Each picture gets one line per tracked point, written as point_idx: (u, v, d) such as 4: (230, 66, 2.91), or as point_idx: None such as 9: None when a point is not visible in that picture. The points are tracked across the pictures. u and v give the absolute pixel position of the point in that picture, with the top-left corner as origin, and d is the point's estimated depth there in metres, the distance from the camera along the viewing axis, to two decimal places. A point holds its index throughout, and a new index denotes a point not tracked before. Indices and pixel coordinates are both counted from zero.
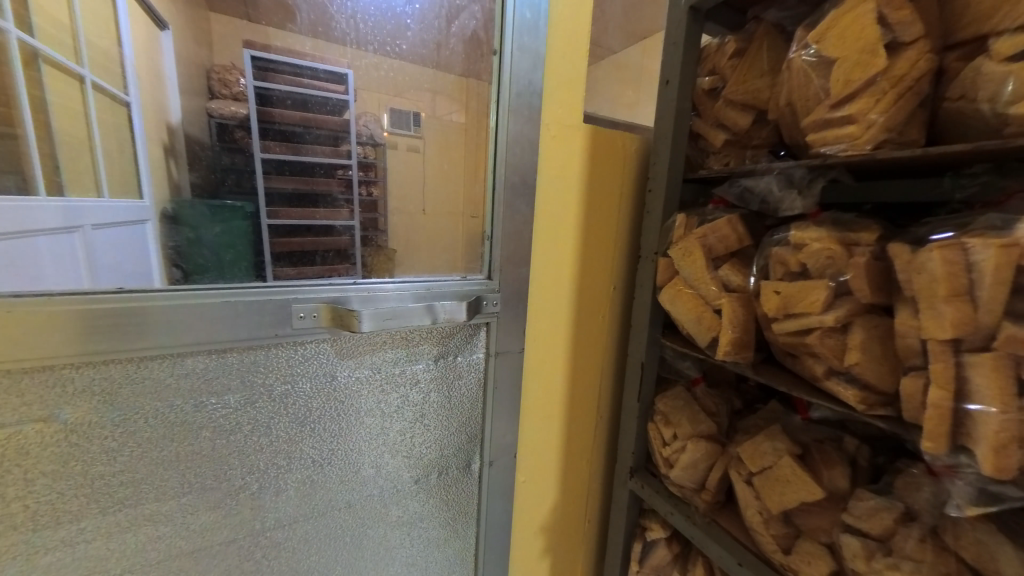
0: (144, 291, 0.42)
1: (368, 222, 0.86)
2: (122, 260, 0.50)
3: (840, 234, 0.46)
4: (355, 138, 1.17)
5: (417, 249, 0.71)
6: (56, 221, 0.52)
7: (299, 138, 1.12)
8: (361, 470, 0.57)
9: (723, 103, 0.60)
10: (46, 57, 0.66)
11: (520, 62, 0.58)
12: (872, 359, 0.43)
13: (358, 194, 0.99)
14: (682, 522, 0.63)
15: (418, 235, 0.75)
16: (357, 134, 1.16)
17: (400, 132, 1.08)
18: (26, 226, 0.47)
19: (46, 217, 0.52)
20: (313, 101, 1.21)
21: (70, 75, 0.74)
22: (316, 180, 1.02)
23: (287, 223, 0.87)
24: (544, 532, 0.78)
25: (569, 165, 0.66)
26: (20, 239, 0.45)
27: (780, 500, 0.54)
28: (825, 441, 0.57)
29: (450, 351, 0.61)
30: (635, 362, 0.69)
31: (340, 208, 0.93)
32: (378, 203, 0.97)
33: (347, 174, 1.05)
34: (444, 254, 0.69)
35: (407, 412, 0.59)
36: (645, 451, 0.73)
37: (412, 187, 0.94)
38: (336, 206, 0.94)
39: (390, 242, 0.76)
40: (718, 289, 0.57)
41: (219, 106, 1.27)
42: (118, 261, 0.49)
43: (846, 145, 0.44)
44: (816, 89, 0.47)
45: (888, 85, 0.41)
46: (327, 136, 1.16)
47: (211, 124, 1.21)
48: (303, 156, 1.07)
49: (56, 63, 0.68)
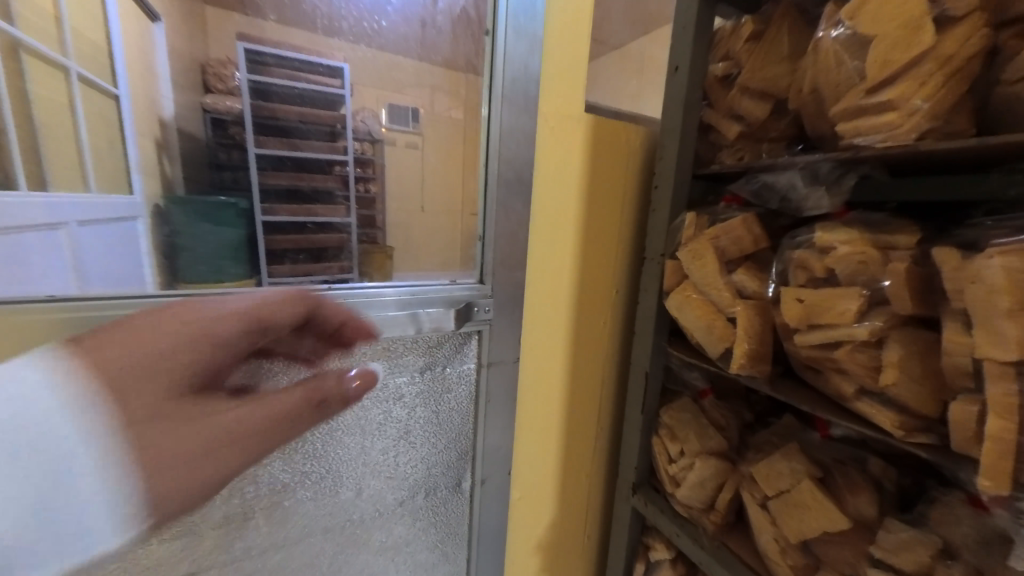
0: (127, 296, 0.39)
1: (365, 221, 0.90)
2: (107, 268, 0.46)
3: (873, 236, 0.42)
4: (350, 133, 1.15)
5: (413, 249, 0.69)
6: (37, 213, 0.46)
7: (297, 134, 1.11)
8: (340, 493, 0.52)
9: (738, 91, 0.55)
10: (30, 50, 0.58)
11: (515, 44, 0.53)
12: (911, 380, 0.38)
13: (354, 191, 1.05)
14: (689, 545, 0.59)
15: (417, 234, 0.72)
16: (352, 129, 1.16)
17: (399, 128, 1.12)
18: (13, 218, 0.42)
19: (33, 210, 0.46)
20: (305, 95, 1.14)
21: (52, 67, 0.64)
22: (314, 176, 1.06)
23: (285, 220, 0.88)
24: (543, 548, 0.73)
25: (569, 159, 0.61)
26: (12, 236, 0.40)
27: (798, 529, 0.49)
28: (847, 462, 0.52)
29: (437, 361, 0.56)
30: (639, 372, 0.64)
31: (338, 205, 0.96)
32: (376, 201, 1.01)
33: (343, 171, 1.09)
34: (439, 255, 0.65)
35: (390, 429, 0.54)
36: (648, 466, 0.68)
37: (411, 184, 0.91)
38: (333, 204, 0.98)
39: (389, 242, 0.75)
40: (732, 296, 0.52)
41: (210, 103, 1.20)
42: (104, 268, 0.45)
43: (885, 135, 0.38)
44: (847, 71, 0.42)
45: (934, 66, 0.36)
46: (322, 131, 1.13)
47: (205, 120, 1.23)
48: (301, 151, 1.08)
49: (40, 55, 0.60)
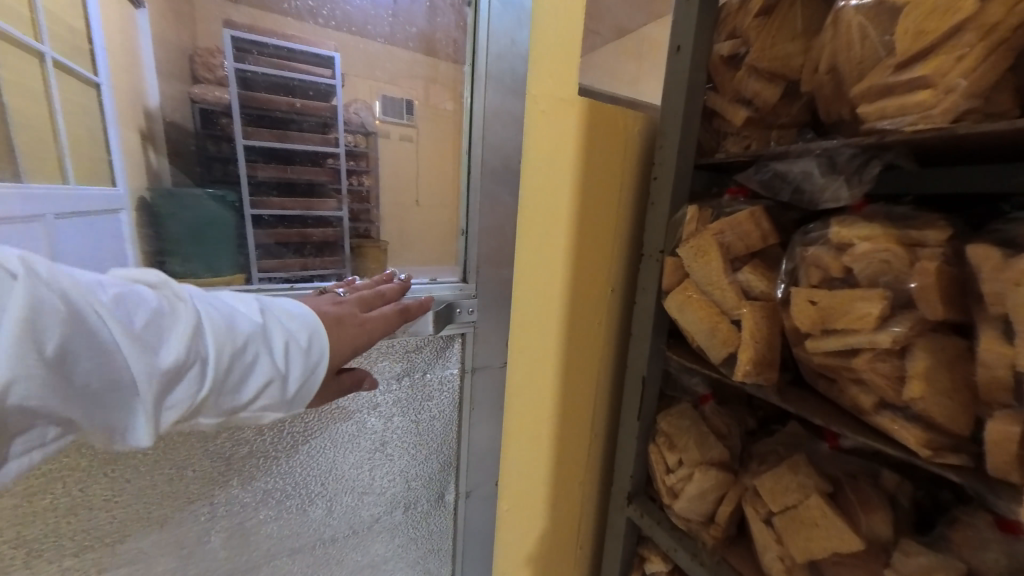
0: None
1: (358, 212, 0.81)
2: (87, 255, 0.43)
3: (898, 231, 0.37)
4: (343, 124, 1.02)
5: (408, 244, 0.65)
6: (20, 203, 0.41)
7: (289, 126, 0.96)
8: (310, 512, 0.48)
9: (745, 73, 0.50)
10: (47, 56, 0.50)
11: (501, 16, 0.48)
12: (939, 393, 0.34)
13: (346, 184, 0.91)
14: (687, 562, 0.55)
15: (407, 228, 0.67)
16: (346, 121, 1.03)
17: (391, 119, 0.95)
18: None
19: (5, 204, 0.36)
20: (296, 86, 1.02)
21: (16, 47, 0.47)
22: (301, 168, 0.88)
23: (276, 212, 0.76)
24: (532, 561, 0.69)
25: (563, 146, 0.56)
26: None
27: (806, 548, 0.45)
28: (859, 476, 0.49)
29: (417, 367, 0.52)
30: (635, 376, 0.60)
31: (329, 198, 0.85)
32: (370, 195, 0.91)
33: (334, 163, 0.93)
34: (431, 250, 0.61)
35: (365, 441, 0.50)
36: (645, 475, 0.64)
37: (402, 175, 0.84)
38: (324, 197, 0.86)
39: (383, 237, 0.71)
40: (737, 296, 0.47)
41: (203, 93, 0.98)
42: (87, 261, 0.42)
43: (915, 117, 0.34)
44: (873, 45, 0.37)
45: (974, 37, 0.32)
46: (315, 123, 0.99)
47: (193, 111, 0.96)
48: (290, 144, 0.91)
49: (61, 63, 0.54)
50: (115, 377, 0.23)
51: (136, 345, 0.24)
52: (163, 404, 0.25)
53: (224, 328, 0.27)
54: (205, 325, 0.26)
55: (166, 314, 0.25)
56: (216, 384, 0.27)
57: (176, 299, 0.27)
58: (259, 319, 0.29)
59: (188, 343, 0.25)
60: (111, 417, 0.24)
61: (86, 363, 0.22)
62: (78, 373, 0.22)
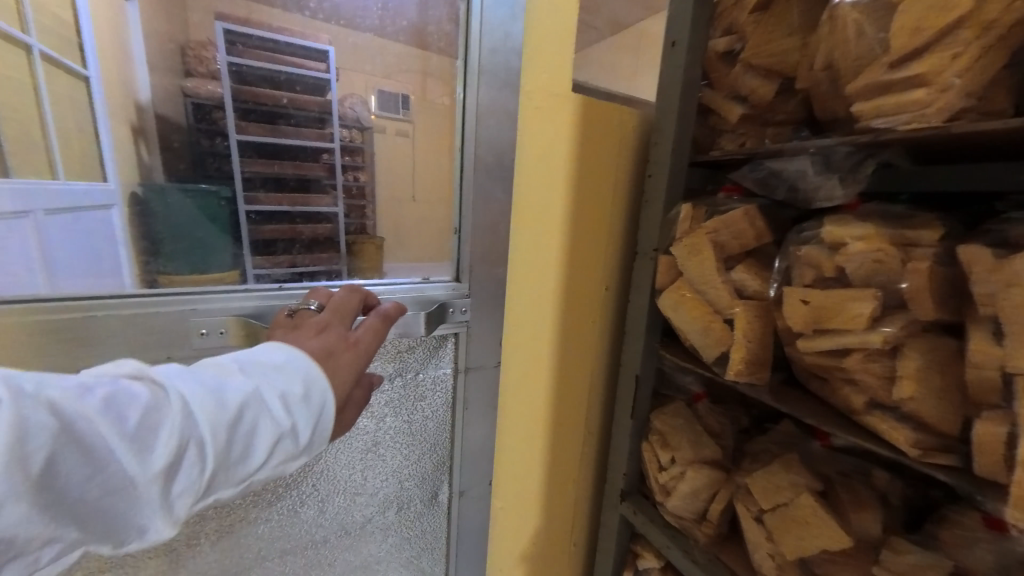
0: (91, 293, 0.36)
1: (353, 209, 0.80)
2: (79, 253, 0.43)
3: (892, 231, 0.37)
4: (337, 120, 0.96)
5: (402, 241, 0.64)
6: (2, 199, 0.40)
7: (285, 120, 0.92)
8: (302, 514, 0.48)
9: (741, 70, 0.50)
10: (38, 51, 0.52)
11: (495, 9, 0.47)
12: (930, 393, 0.34)
13: (342, 179, 0.86)
14: (680, 559, 0.55)
15: (402, 224, 0.66)
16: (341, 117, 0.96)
17: (388, 115, 0.91)
18: None
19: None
20: (282, 79, 0.96)
21: (15, 46, 0.48)
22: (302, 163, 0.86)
23: (270, 209, 0.74)
24: (525, 558, 0.69)
25: (556, 143, 0.55)
26: None
27: (797, 546, 0.46)
28: (852, 474, 0.49)
29: (409, 367, 0.51)
30: (628, 374, 0.60)
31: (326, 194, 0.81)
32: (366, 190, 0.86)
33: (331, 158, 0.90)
34: (425, 246, 0.60)
35: (357, 442, 0.49)
36: (638, 473, 0.64)
37: (397, 171, 0.82)
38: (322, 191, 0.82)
39: (379, 232, 0.70)
40: (730, 295, 0.47)
41: (195, 86, 0.94)
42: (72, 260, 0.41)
43: (909, 116, 0.33)
44: (868, 43, 0.37)
45: (970, 34, 0.31)
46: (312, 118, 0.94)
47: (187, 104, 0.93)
48: (282, 138, 0.88)
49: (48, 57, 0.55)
50: (111, 484, 0.21)
51: (126, 446, 0.21)
52: (169, 499, 0.23)
53: (214, 406, 0.24)
54: (195, 407, 0.23)
55: (152, 404, 0.22)
56: (219, 462, 0.24)
57: (162, 385, 0.24)
58: (252, 382, 0.26)
59: (179, 430, 0.22)
60: (113, 525, 0.22)
61: (80, 475, 0.20)
62: (67, 489, 0.20)
